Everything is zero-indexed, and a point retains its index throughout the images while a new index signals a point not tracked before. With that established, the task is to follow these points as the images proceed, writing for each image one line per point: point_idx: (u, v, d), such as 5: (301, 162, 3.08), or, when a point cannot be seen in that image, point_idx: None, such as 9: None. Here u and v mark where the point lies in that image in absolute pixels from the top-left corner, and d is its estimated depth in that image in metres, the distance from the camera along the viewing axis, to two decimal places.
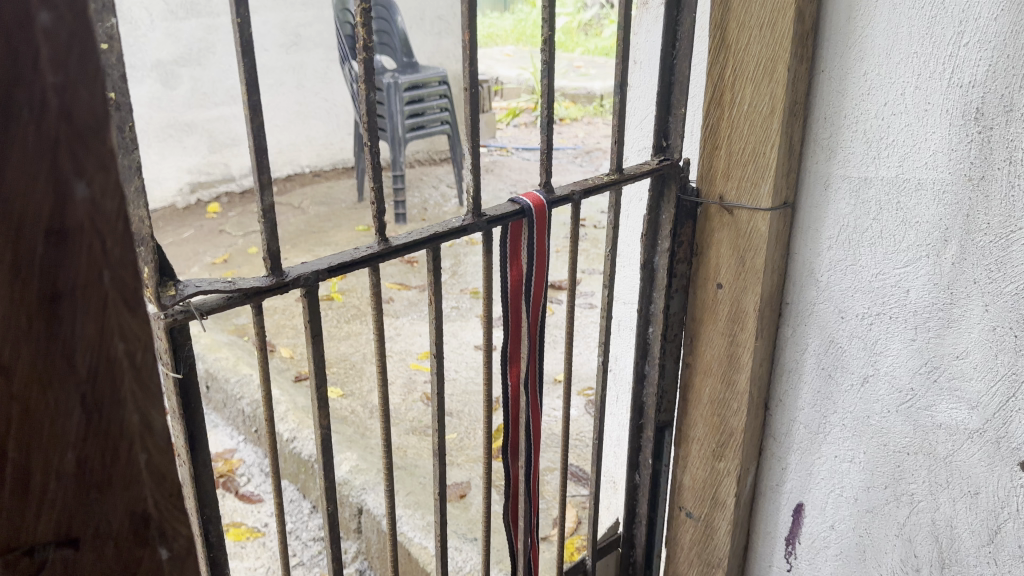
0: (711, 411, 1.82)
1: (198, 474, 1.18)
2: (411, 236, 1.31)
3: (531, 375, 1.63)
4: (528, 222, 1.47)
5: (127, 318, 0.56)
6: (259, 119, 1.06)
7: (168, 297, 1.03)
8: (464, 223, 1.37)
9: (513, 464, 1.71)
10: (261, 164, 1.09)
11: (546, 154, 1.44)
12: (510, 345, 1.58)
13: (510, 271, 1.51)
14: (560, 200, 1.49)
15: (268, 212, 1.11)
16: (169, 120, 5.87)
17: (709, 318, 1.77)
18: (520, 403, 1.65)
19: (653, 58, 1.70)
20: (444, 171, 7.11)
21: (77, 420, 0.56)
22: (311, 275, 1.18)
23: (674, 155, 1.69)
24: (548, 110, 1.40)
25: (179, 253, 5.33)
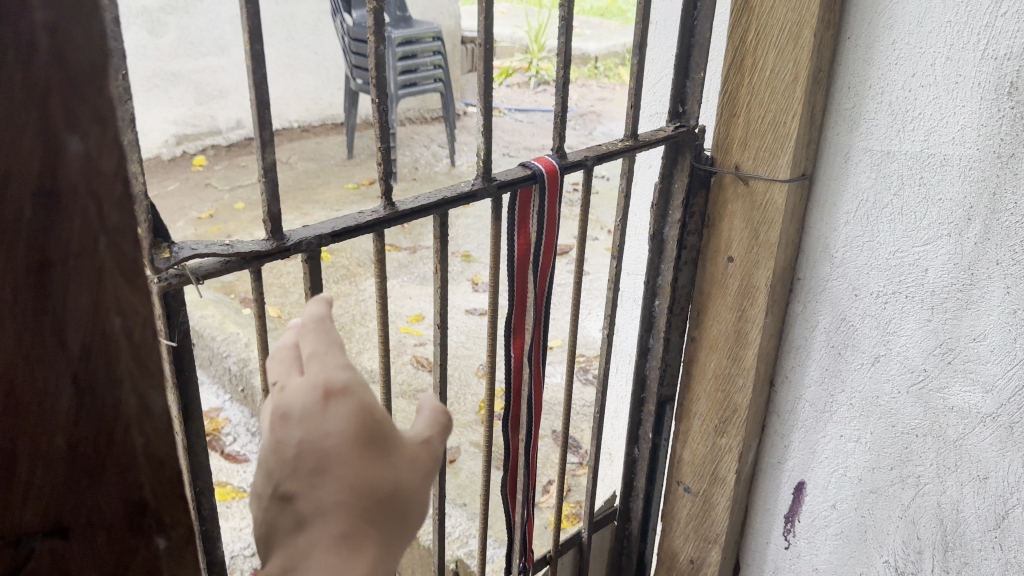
0: (714, 387, 1.77)
1: (191, 445, 1.12)
2: (419, 201, 1.24)
3: (535, 347, 1.58)
4: (539, 188, 1.41)
5: (125, 291, 0.53)
6: (262, 70, 0.99)
7: (162, 259, 0.96)
8: (473, 188, 1.31)
9: (514, 437, 1.66)
10: (263, 119, 1.01)
11: (560, 118, 1.37)
12: (515, 315, 1.52)
13: (517, 238, 1.44)
14: (573, 165, 1.43)
15: (270, 171, 1.04)
16: (155, 69, 5.74)
17: (717, 291, 1.71)
18: (523, 376, 1.59)
19: (671, 19, 1.62)
20: (436, 130, 7.01)
21: (69, 398, 0.53)
22: (313, 240, 1.11)
23: (690, 122, 1.63)
24: (565, 70, 1.33)
25: (164, 206, 5.24)
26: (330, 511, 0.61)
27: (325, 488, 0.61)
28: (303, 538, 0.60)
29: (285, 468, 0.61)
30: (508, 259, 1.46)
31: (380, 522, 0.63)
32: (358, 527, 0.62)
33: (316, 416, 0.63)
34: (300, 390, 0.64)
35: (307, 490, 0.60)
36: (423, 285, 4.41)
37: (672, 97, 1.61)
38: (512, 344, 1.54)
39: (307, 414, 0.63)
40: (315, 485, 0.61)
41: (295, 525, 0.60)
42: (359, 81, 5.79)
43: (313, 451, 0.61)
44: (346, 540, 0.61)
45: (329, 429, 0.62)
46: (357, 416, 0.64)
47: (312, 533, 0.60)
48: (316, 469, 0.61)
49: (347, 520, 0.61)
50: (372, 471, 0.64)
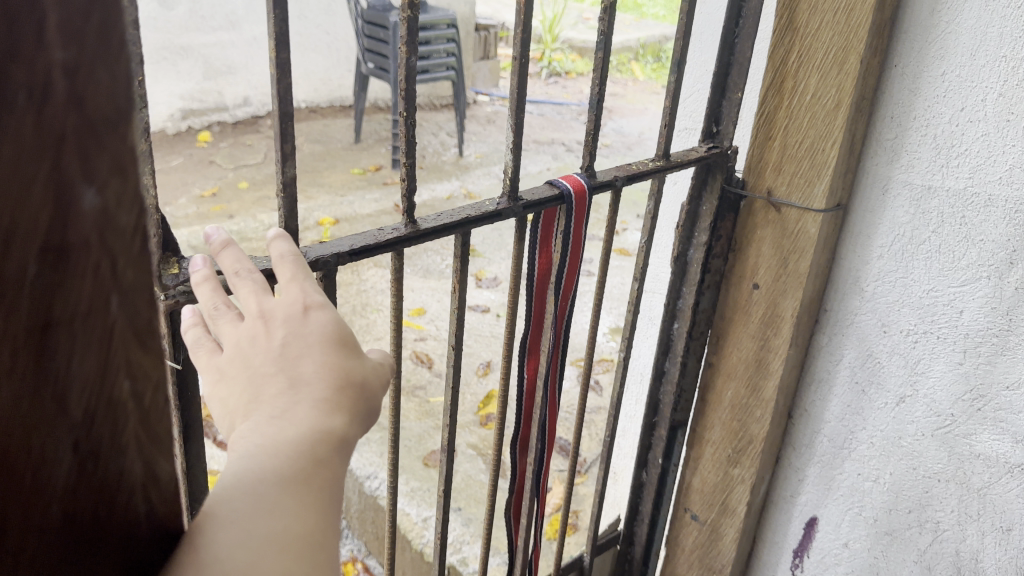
0: (730, 416, 1.72)
1: (191, 469, 1.08)
2: (441, 219, 1.20)
3: (551, 370, 1.54)
4: (566, 209, 1.36)
5: (137, 353, 0.47)
6: (287, 80, 0.93)
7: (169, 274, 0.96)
8: (498, 208, 1.26)
9: (522, 460, 1.64)
10: (285, 131, 0.96)
11: (592, 137, 1.32)
12: (531, 336, 1.48)
13: (539, 256, 1.40)
14: (602, 186, 1.38)
15: (290, 185, 0.99)
16: (164, 42, 5.68)
17: (739, 318, 1.65)
18: (535, 400, 1.57)
19: (712, 34, 1.56)
20: (445, 117, 6.96)
21: (68, 468, 0.45)
22: (330, 258, 1.05)
23: (723, 143, 1.56)
24: (601, 88, 1.28)
25: (167, 182, 5.20)
26: (310, 382, 0.76)
27: (305, 366, 0.78)
28: (286, 395, 0.75)
29: (272, 354, 0.79)
30: (529, 278, 1.42)
31: (351, 400, 0.78)
32: (334, 395, 0.76)
33: (299, 320, 0.82)
34: (282, 305, 0.84)
35: (290, 367, 0.77)
36: (426, 279, 4.37)
37: (707, 116, 1.55)
38: (526, 367, 1.52)
39: (293, 320, 0.82)
40: (298, 362, 0.78)
41: (277, 389, 0.75)
42: (371, 65, 5.74)
43: (294, 344, 0.80)
44: (323, 401, 0.75)
45: (308, 329, 0.81)
46: (330, 325, 0.83)
47: (295, 394, 0.75)
48: (297, 354, 0.79)
49: (325, 388, 0.76)
50: (342, 364, 0.80)
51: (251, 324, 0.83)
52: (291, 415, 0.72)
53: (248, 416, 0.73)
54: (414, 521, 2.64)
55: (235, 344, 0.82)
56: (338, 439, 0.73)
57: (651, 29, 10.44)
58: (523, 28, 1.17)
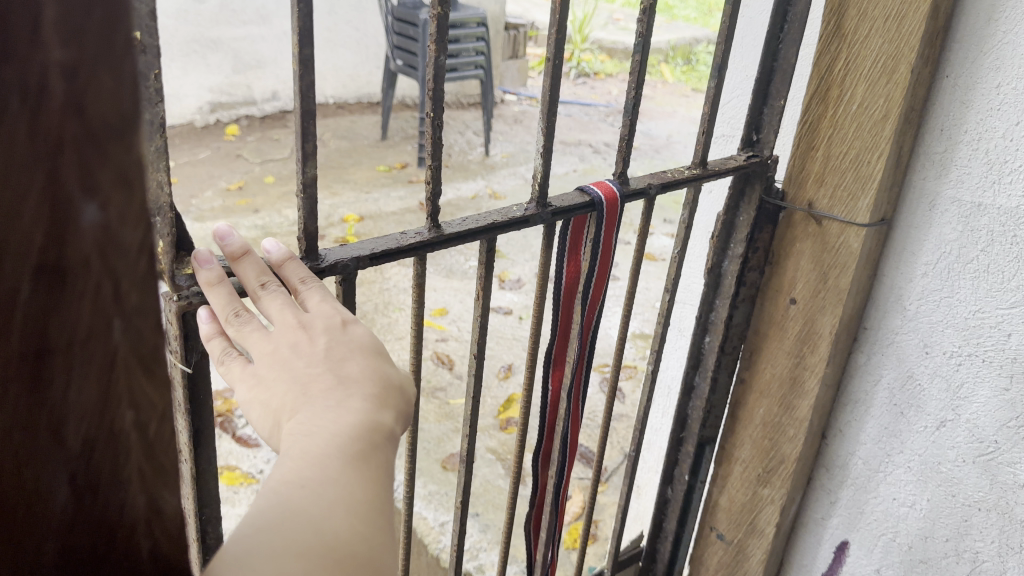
0: (762, 434, 1.66)
1: (201, 471, 1.07)
2: (467, 223, 1.16)
3: (576, 382, 1.50)
4: (597, 216, 1.31)
5: (141, 382, 0.41)
6: (309, 76, 0.90)
7: (184, 276, 0.94)
8: (525, 214, 1.22)
9: (543, 473, 1.59)
10: (306, 128, 0.93)
11: (626, 143, 1.28)
12: (556, 346, 1.44)
13: (567, 264, 1.35)
14: (634, 194, 1.33)
15: (310, 185, 0.97)
16: (195, 35, 5.70)
17: (774, 334, 1.60)
18: (559, 412, 1.52)
19: (755, 40, 1.51)
20: (472, 116, 6.92)
21: (63, 503, 0.40)
22: (350, 262, 1.02)
23: (764, 152, 1.50)
24: (637, 92, 1.24)
25: (194, 175, 5.21)
26: (356, 381, 0.83)
27: (349, 366, 0.84)
28: (336, 390, 0.81)
29: (317, 354, 0.84)
30: (556, 286, 1.38)
31: (394, 398, 0.85)
32: (380, 393, 0.83)
33: (342, 332, 0.88)
34: (320, 318, 0.89)
35: (336, 367, 0.84)
36: (449, 279, 4.34)
37: (747, 123, 1.50)
38: (551, 377, 1.47)
39: (336, 331, 0.88)
40: (345, 363, 0.85)
41: (326, 386, 0.81)
42: (400, 63, 5.73)
43: (337, 348, 0.86)
44: (371, 396, 0.82)
45: (348, 337, 0.88)
46: (367, 337, 0.90)
47: (344, 389, 0.81)
48: (342, 357, 0.85)
49: (371, 386, 0.83)
50: (381, 369, 0.87)
51: (291, 333, 0.87)
52: (341, 406, 0.79)
53: (299, 408, 0.79)
54: (430, 526, 2.60)
55: (274, 346, 0.85)
56: (387, 431, 0.80)
57: (682, 31, 10.36)
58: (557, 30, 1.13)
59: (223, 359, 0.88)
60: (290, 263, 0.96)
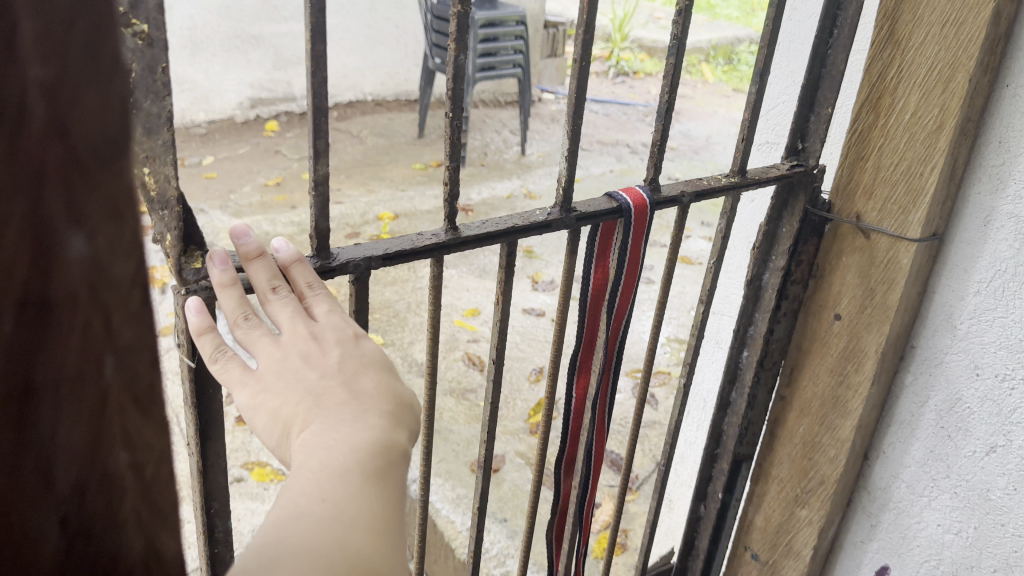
0: (800, 453, 1.61)
1: (208, 465, 1.06)
2: (485, 226, 1.13)
3: (600, 390, 1.46)
4: (625, 222, 1.28)
5: (136, 421, 0.38)
6: (321, 74, 0.89)
7: (192, 270, 0.92)
8: (548, 219, 1.19)
9: (566, 482, 1.55)
10: (318, 126, 0.92)
11: (657, 148, 1.23)
12: (581, 352, 1.40)
13: (594, 270, 1.32)
14: (666, 201, 1.29)
15: (322, 184, 0.95)
16: (236, 31, 5.75)
17: (817, 350, 1.54)
18: (583, 423, 1.48)
19: (801, 42, 1.46)
20: (510, 115, 6.88)
21: (53, 548, 0.37)
22: (361, 261, 1.01)
23: (809, 161, 1.44)
24: (670, 94, 1.20)
25: (234, 171, 5.26)
26: (370, 397, 0.84)
27: (364, 380, 0.85)
28: (350, 405, 0.82)
29: (331, 366, 0.85)
30: (581, 294, 1.34)
31: (407, 415, 0.86)
32: (394, 411, 0.85)
33: (355, 346, 0.89)
34: (331, 330, 0.89)
35: (350, 381, 0.84)
36: (482, 278, 4.32)
37: (793, 131, 1.43)
38: (575, 384, 1.43)
39: (350, 346, 0.88)
40: (359, 378, 0.85)
41: (339, 400, 0.82)
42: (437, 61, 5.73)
43: (350, 362, 0.86)
44: (387, 413, 0.83)
45: (362, 351, 0.89)
46: (378, 352, 0.90)
47: (360, 404, 0.83)
48: (356, 370, 0.85)
49: (386, 404, 0.84)
50: (394, 385, 0.88)
51: (303, 342, 0.86)
52: (356, 421, 0.81)
53: (312, 419, 0.80)
54: (457, 530, 2.57)
55: (284, 354, 0.85)
56: (401, 450, 0.82)
57: (725, 30, 10.21)
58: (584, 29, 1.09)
59: (215, 356, 0.86)
60: (299, 267, 0.94)
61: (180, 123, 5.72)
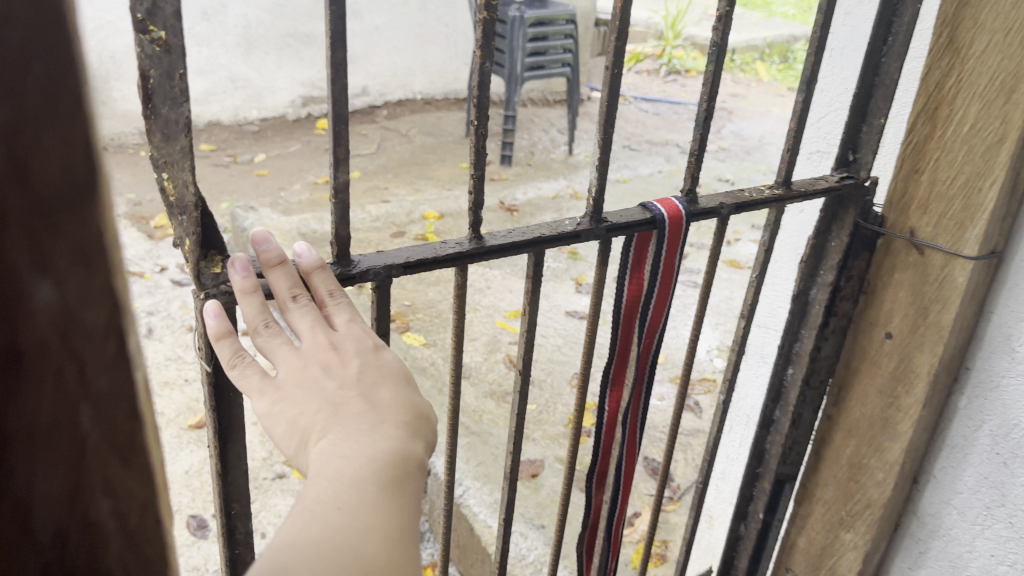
0: (847, 476, 1.55)
1: (228, 470, 1.05)
2: (512, 236, 1.11)
3: (633, 404, 1.42)
4: (659, 234, 1.24)
5: (118, 473, 0.23)
6: (342, 82, 0.88)
7: (211, 274, 0.91)
8: (577, 229, 1.16)
9: (597, 496, 1.51)
10: (339, 134, 0.91)
11: (694, 158, 1.20)
12: (614, 365, 1.37)
13: (628, 283, 1.28)
14: (703, 213, 1.25)
15: (342, 192, 0.94)
16: (289, 29, 5.81)
17: (866, 370, 1.48)
18: (614, 435, 1.44)
19: (851, 48, 1.41)
20: (558, 114, 6.84)
21: None
22: (382, 269, 0.99)
23: (860, 173, 1.39)
24: (709, 102, 1.16)
25: (284, 168, 5.33)
26: (387, 409, 0.84)
27: (381, 392, 0.85)
28: (368, 415, 0.82)
29: (350, 377, 0.85)
30: (614, 307, 1.31)
31: (422, 429, 0.85)
32: (410, 423, 0.84)
33: (375, 358, 0.89)
34: (352, 340, 0.88)
35: (369, 392, 0.84)
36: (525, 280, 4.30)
37: (843, 141, 1.38)
38: (608, 398, 1.40)
39: (370, 357, 0.88)
40: (377, 389, 0.85)
41: (357, 410, 0.82)
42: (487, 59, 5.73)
43: (369, 372, 0.86)
44: (404, 424, 0.83)
45: (381, 362, 0.88)
46: (398, 363, 0.90)
47: (376, 415, 0.82)
48: (373, 381, 0.85)
49: (402, 415, 0.84)
50: (411, 397, 0.88)
51: (323, 352, 0.86)
52: (372, 431, 0.80)
53: (328, 429, 0.80)
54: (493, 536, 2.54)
55: (303, 364, 0.85)
56: (418, 461, 0.81)
57: (780, 29, 10.03)
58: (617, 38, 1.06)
59: (234, 361, 0.87)
60: (320, 273, 0.92)
61: (233, 121, 5.81)
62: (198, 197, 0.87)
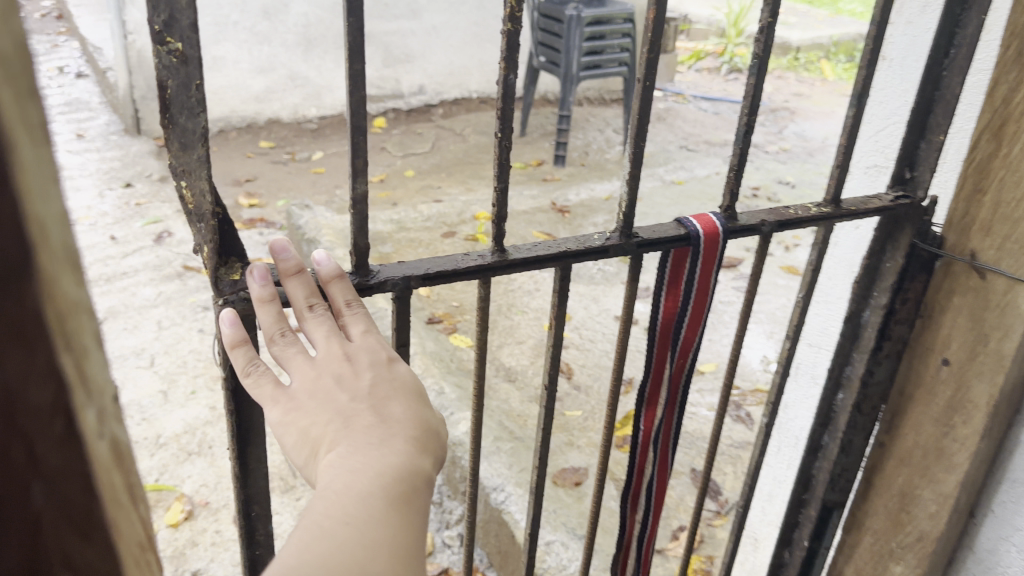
0: (898, 506, 1.48)
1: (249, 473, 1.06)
2: (537, 250, 1.09)
3: (666, 423, 1.38)
4: (694, 252, 1.19)
5: (76, 548, 0.35)
6: (361, 94, 0.86)
7: (229, 281, 0.91)
8: (606, 243, 1.13)
9: (630, 516, 1.46)
10: (359, 147, 0.90)
11: (733, 174, 1.15)
12: (650, 384, 1.32)
13: (663, 304, 1.25)
14: (741, 229, 1.20)
15: (361, 204, 0.93)
16: (348, 29, 5.86)
17: (921, 397, 1.41)
18: (647, 456, 1.40)
19: (910, 59, 1.34)
20: (614, 113, 6.77)
21: None
22: (401, 280, 0.99)
23: (918, 193, 1.32)
24: (749, 116, 1.12)
25: (340, 166, 5.39)
26: (398, 423, 0.82)
27: (393, 406, 0.83)
28: (378, 429, 0.80)
29: (361, 390, 0.83)
30: (649, 326, 1.27)
31: (433, 444, 0.84)
32: (421, 438, 0.82)
33: (389, 371, 0.87)
34: (366, 352, 0.87)
35: (380, 405, 0.83)
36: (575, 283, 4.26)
37: (899, 158, 1.31)
38: (642, 418, 1.36)
39: (383, 370, 0.87)
40: (389, 403, 0.84)
41: (367, 423, 0.81)
42: (543, 58, 5.69)
43: (381, 385, 0.85)
44: (413, 439, 0.81)
45: (395, 375, 0.87)
46: (412, 377, 0.89)
47: (387, 428, 0.81)
48: (385, 395, 0.84)
49: (413, 430, 0.82)
50: (423, 412, 0.86)
51: (335, 362, 0.85)
52: (383, 444, 0.79)
53: (337, 441, 0.78)
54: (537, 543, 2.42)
55: (314, 374, 0.84)
56: (427, 477, 0.79)
57: (847, 27, 9.75)
58: (649, 49, 1.02)
59: (248, 370, 0.87)
60: (339, 283, 0.92)
61: (293, 119, 5.89)
62: (215, 205, 0.88)
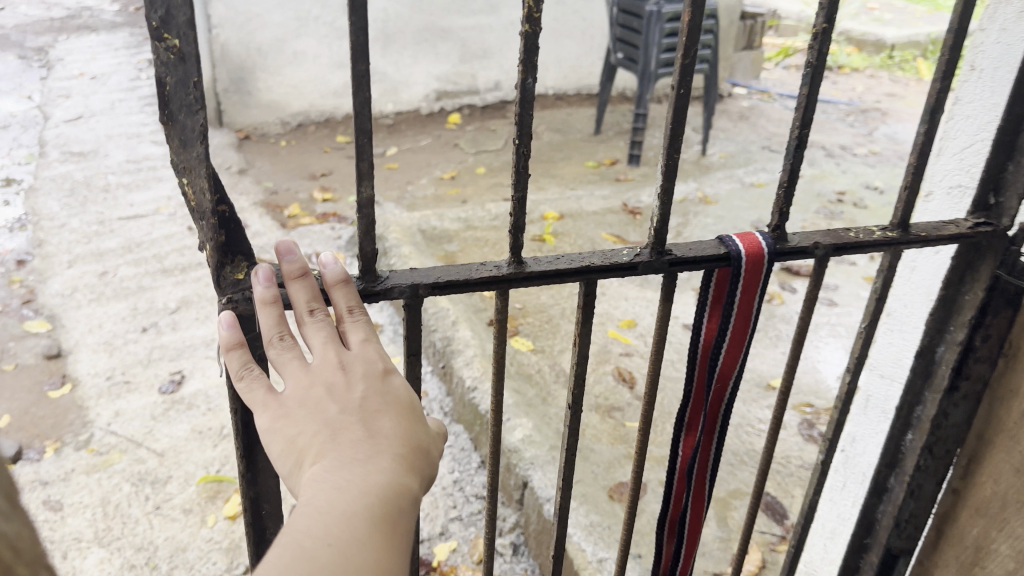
0: (972, 557, 1.36)
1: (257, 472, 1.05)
2: (557, 262, 1.03)
3: (706, 452, 1.28)
4: (735, 273, 1.10)
5: None
6: (365, 95, 0.81)
7: (232, 280, 0.92)
8: (634, 260, 1.05)
9: (665, 546, 1.38)
10: (363, 152, 0.85)
11: (782, 192, 1.05)
12: (690, 410, 1.24)
13: (705, 324, 1.16)
14: (791, 251, 1.10)
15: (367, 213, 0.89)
16: (427, 24, 5.85)
17: (1002, 443, 1.28)
18: (684, 488, 1.31)
19: (1000, 69, 1.20)
20: (694, 112, 6.58)
21: None
22: (407, 287, 0.97)
23: (1003, 220, 1.19)
24: (802, 129, 1.02)
25: (412, 162, 5.39)
26: (386, 439, 0.87)
27: (382, 421, 0.88)
28: (365, 444, 0.85)
29: (353, 402, 0.88)
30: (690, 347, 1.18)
31: (420, 460, 0.89)
32: (408, 456, 0.88)
33: (381, 384, 0.91)
34: (361, 361, 0.90)
35: (370, 419, 0.87)
36: (642, 289, 4.15)
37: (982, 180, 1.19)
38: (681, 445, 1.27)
39: (375, 383, 0.90)
40: (379, 417, 0.88)
41: (354, 437, 0.85)
42: (620, 55, 5.58)
43: (373, 398, 0.89)
44: (399, 457, 0.86)
45: (389, 388, 0.91)
46: (406, 391, 0.93)
47: (375, 445, 0.86)
48: (376, 409, 0.88)
49: (401, 446, 0.87)
50: (414, 426, 0.91)
51: (329, 373, 0.88)
52: (367, 461, 0.84)
53: (324, 454, 0.84)
54: (587, 559, 2.35)
55: (306, 382, 0.88)
56: (410, 495, 0.85)
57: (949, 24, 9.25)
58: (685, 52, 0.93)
59: (243, 373, 0.90)
60: (342, 288, 0.92)
61: None
62: (216, 203, 0.87)
